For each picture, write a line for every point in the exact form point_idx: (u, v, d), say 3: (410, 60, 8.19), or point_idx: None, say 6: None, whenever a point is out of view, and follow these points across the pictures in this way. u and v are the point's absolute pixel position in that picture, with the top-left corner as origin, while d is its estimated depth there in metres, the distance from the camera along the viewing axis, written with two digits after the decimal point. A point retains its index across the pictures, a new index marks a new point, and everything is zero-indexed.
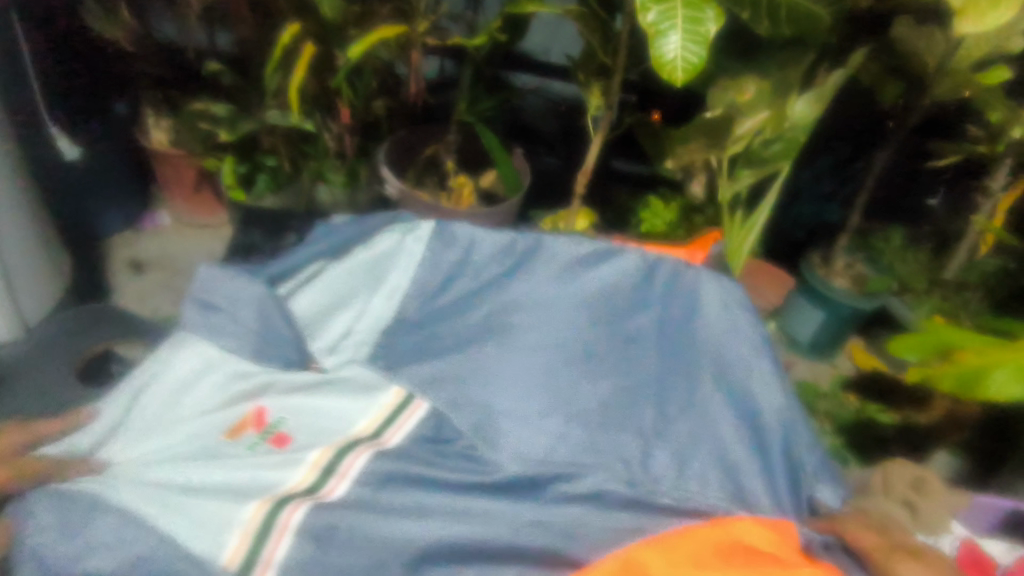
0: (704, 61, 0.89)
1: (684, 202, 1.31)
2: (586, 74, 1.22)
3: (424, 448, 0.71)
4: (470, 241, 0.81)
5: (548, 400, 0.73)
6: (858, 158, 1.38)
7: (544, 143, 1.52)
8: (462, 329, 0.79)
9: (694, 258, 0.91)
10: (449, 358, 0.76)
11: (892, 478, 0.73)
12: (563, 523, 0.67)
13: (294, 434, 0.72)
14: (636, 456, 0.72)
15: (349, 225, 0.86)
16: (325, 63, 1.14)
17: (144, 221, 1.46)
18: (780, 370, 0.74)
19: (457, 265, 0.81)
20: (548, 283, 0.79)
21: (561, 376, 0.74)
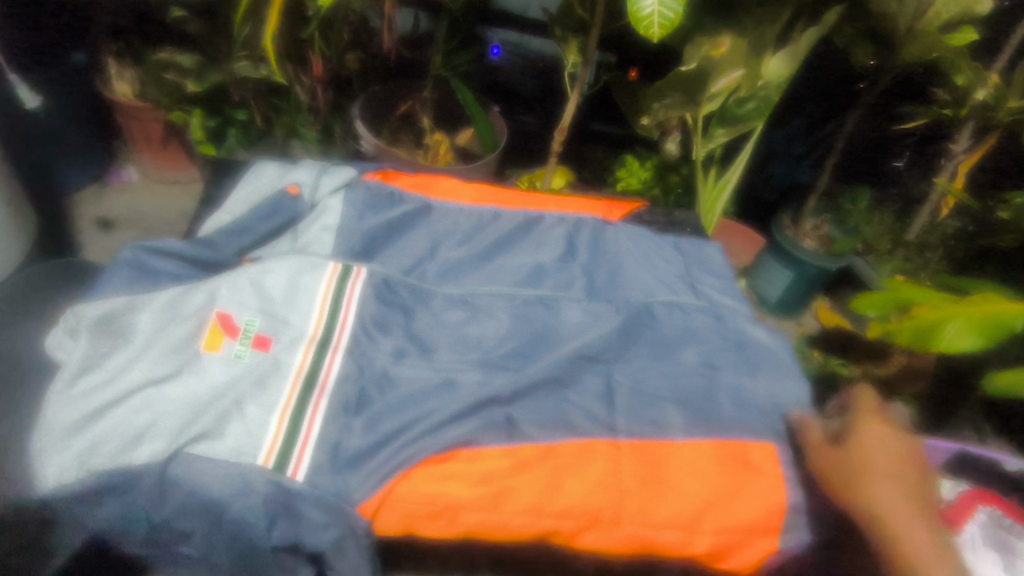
0: (681, 16, 0.89)
1: (658, 160, 1.33)
2: (563, 28, 1.21)
3: (361, 403, 0.65)
4: (389, 207, 0.84)
5: (479, 355, 0.71)
6: (831, 119, 1.38)
7: (521, 102, 1.50)
8: (391, 292, 0.75)
9: (610, 215, 0.94)
10: (392, 316, 0.73)
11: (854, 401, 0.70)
12: (550, 442, 0.65)
13: (274, 334, 0.67)
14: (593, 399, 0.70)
15: (271, 175, 0.86)
16: (296, 13, 1.10)
17: (110, 177, 1.43)
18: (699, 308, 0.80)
19: (382, 228, 0.82)
20: (466, 250, 0.83)
21: (491, 333, 0.73)
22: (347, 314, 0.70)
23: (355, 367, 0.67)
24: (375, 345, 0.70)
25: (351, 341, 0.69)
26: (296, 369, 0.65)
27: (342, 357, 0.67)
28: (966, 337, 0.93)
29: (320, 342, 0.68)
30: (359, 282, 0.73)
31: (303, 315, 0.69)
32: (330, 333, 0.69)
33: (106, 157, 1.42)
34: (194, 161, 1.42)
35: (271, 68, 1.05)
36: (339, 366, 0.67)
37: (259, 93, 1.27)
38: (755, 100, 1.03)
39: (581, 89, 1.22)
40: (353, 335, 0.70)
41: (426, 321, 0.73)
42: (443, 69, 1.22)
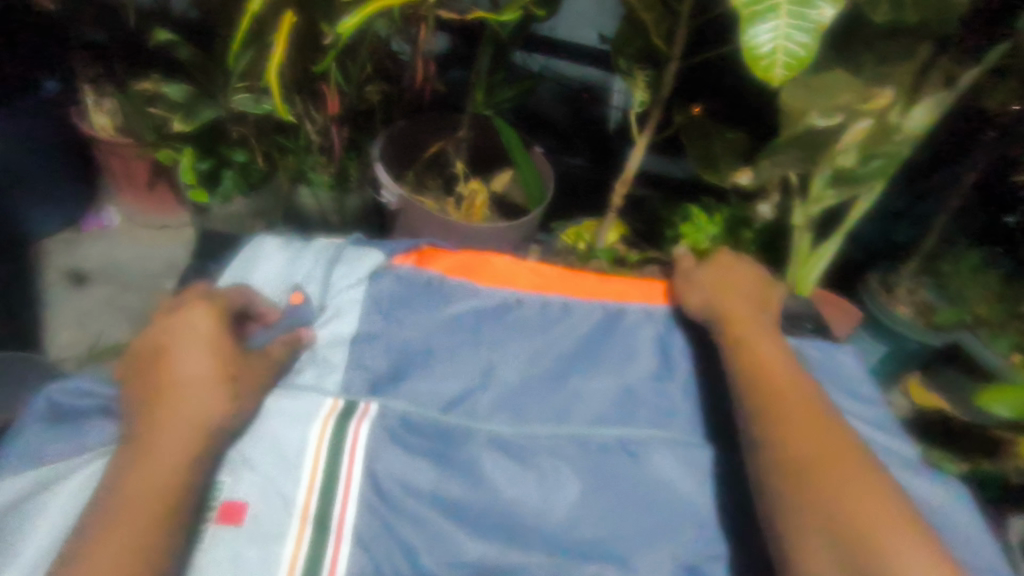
0: (813, 54, 0.68)
1: (732, 214, 1.10)
2: (627, 59, 0.99)
3: None
4: (424, 307, 0.68)
5: (529, 534, 0.54)
6: (940, 169, 1.16)
7: (563, 140, 1.30)
8: (419, 438, 0.59)
9: None
10: (421, 474, 0.57)
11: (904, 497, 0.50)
12: None
13: (250, 504, 0.53)
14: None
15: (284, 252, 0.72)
16: (308, 39, 0.90)
17: (88, 220, 1.22)
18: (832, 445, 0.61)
19: (410, 337, 0.65)
20: (520, 365, 0.65)
21: (545, 495, 0.56)
22: (350, 475, 0.55)
23: (364, 561, 0.52)
24: (396, 522, 0.54)
25: (362, 521, 0.54)
26: (286, 567, 0.50)
27: (349, 546, 0.52)
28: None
29: (315, 521, 0.53)
30: (365, 422, 0.58)
31: (292, 474, 0.55)
32: (328, 507, 0.54)
33: (85, 198, 1.22)
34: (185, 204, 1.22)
35: (280, 109, 0.84)
36: (347, 558, 0.52)
37: (261, 129, 1.06)
38: (882, 157, 0.82)
39: (652, 134, 1.01)
40: (364, 512, 0.54)
41: (460, 479, 0.57)
42: (483, 108, 1.01)
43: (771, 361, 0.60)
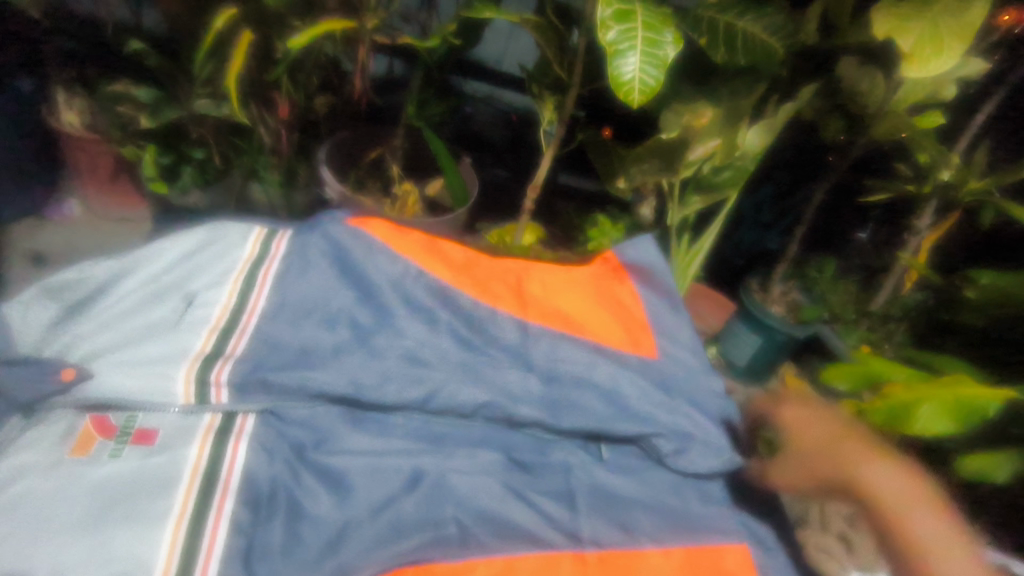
0: (661, 84, 0.88)
1: (629, 220, 1.30)
2: (540, 86, 1.19)
3: (281, 462, 0.58)
4: (347, 261, 0.72)
5: (413, 430, 0.65)
6: (800, 189, 1.39)
7: (492, 153, 1.48)
8: (334, 368, 0.63)
9: (586, 296, 0.80)
10: (297, 400, 0.62)
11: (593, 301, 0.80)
12: (501, 480, 0.63)
13: (160, 426, 0.58)
14: (528, 448, 0.67)
15: (144, 256, 0.72)
16: (265, 54, 1.05)
17: (48, 210, 1.33)
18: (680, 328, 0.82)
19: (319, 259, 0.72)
20: (374, 295, 0.71)
21: (427, 416, 0.66)
22: (259, 296, 0.67)
23: (253, 433, 0.59)
24: (289, 428, 0.61)
25: (259, 426, 0.60)
26: (192, 462, 0.55)
27: (247, 443, 0.58)
28: (913, 415, 0.75)
29: (219, 430, 0.58)
30: (245, 339, 0.64)
31: (210, 300, 0.66)
32: (232, 416, 0.59)
33: (47, 189, 1.32)
34: (144, 198, 1.33)
35: (234, 109, 0.98)
36: (246, 453, 0.57)
37: (219, 131, 1.21)
38: (730, 169, 1.03)
39: (556, 148, 1.20)
40: (262, 417, 0.61)
41: (364, 420, 0.64)
42: (416, 120, 1.17)
43: (540, 293, 0.78)
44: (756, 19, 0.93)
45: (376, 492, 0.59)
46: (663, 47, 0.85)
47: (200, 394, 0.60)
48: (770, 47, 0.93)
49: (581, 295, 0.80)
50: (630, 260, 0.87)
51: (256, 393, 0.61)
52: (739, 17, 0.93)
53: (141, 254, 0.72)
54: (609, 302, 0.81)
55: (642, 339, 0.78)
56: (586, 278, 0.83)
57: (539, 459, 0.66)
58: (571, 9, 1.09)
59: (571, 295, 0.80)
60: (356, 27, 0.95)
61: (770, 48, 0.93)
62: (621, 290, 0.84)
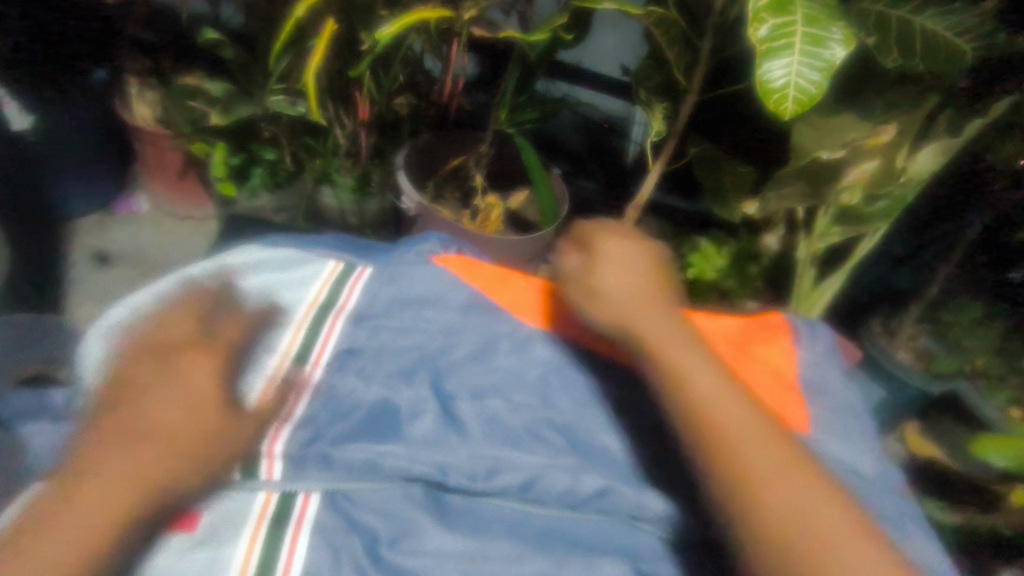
0: (823, 93, 0.71)
1: (738, 248, 1.13)
2: (648, 91, 1.03)
3: (344, 564, 0.48)
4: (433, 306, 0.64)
5: (510, 516, 0.53)
6: (944, 220, 1.19)
7: (581, 163, 1.34)
8: (409, 441, 0.54)
9: (729, 350, 0.68)
10: (366, 478, 0.52)
11: (740, 356, 0.68)
12: None
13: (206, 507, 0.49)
14: (656, 551, 0.53)
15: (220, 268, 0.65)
16: (347, 47, 0.94)
17: (117, 206, 1.27)
18: (836, 395, 0.68)
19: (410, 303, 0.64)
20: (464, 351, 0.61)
21: (527, 500, 0.54)
22: (325, 344, 0.60)
23: (316, 519, 0.50)
24: (360, 515, 0.51)
25: (324, 512, 0.50)
26: (239, 566, 0.46)
27: (306, 537, 0.48)
28: (1007, 458, 0.69)
29: (273, 518, 0.49)
30: (303, 399, 0.56)
31: (271, 345, 0.59)
32: (290, 497, 0.51)
33: (116, 184, 1.27)
34: (212, 198, 1.26)
35: (312, 108, 0.87)
36: (304, 551, 0.48)
37: (293, 130, 1.11)
38: (887, 199, 0.85)
39: (664, 162, 1.05)
40: (327, 497, 0.52)
41: (453, 509, 0.53)
42: (507, 125, 1.04)
43: None
44: (940, 15, 0.75)
45: None
46: (831, 47, 0.68)
47: (250, 468, 0.52)
48: (958, 50, 0.75)
49: (722, 346, 0.69)
50: (794, 320, 0.75)
51: (310, 468, 0.52)
52: (917, 13, 0.76)
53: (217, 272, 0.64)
54: (758, 361, 0.68)
55: (790, 410, 0.64)
56: (729, 329, 0.71)
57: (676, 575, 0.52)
58: (696, 4, 0.94)
59: (710, 348, 0.69)
60: (453, 16, 0.83)
61: (958, 50, 0.75)
62: (768, 347, 0.71)
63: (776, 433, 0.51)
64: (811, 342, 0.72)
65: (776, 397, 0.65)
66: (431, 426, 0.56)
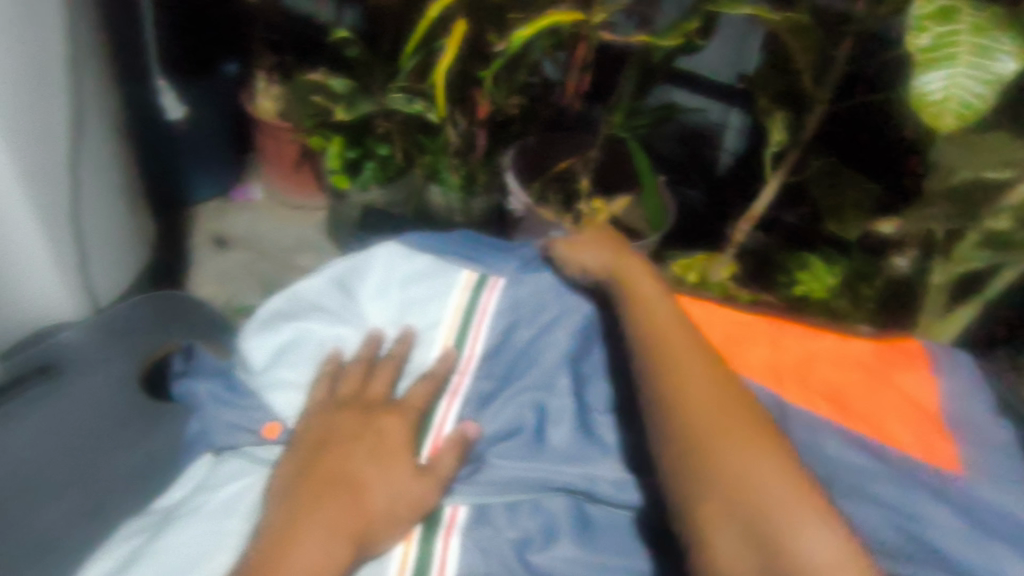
0: (988, 108, 0.66)
1: (854, 267, 1.08)
2: (770, 99, 0.99)
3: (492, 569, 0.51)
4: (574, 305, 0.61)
5: (656, 533, 0.53)
6: None
7: (683, 170, 1.30)
8: (553, 454, 0.55)
9: (869, 378, 0.65)
10: (514, 486, 0.54)
11: (880, 383, 0.65)
12: None
13: None
14: None
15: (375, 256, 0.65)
16: (470, 49, 0.96)
17: (235, 192, 1.34)
18: (995, 432, 0.62)
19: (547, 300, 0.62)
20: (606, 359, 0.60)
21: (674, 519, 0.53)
22: (474, 343, 0.60)
23: (467, 522, 0.53)
24: (507, 522, 0.53)
25: (472, 514, 0.53)
26: (399, 561, 0.50)
27: (458, 538, 0.52)
28: None
29: (425, 517, 0.52)
30: (456, 403, 0.58)
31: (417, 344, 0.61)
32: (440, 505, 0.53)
33: (236, 171, 1.34)
34: (322, 189, 1.31)
35: (437, 107, 0.89)
36: (456, 552, 0.51)
37: (407, 127, 1.14)
38: None
39: (783, 174, 1.00)
40: (476, 509, 0.54)
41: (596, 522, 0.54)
42: (621, 130, 1.02)
43: (804, 368, 0.66)
44: None
45: None
46: (1003, 60, 0.63)
47: None
48: None
49: (862, 373, 0.65)
50: (941, 347, 0.69)
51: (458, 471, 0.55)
52: None
53: (358, 267, 0.65)
54: (900, 392, 0.64)
55: (938, 448, 0.60)
56: (870, 353, 0.67)
57: None
58: (833, 11, 0.90)
59: (849, 373, 0.65)
60: (584, 20, 0.82)
61: None
62: (910, 376, 0.66)
63: (760, 450, 0.47)
64: (957, 371, 0.67)
65: (922, 433, 0.61)
66: (570, 436, 0.56)
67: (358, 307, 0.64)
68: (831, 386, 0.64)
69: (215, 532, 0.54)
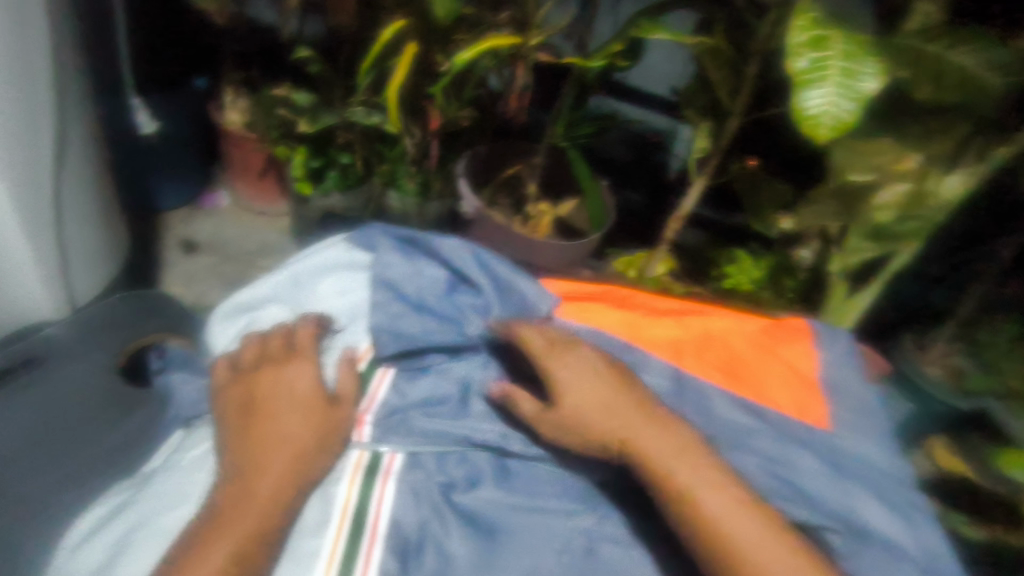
0: (856, 120, 0.78)
1: (773, 260, 1.20)
2: (693, 111, 1.12)
3: (424, 510, 0.58)
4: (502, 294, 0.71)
5: (562, 480, 0.62)
6: (976, 243, 1.23)
7: (622, 174, 1.42)
8: (477, 415, 0.63)
9: (755, 352, 0.76)
10: (445, 441, 0.62)
11: (765, 357, 0.76)
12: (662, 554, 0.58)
13: None
14: None
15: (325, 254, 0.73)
16: (421, 67, 1.05)
17: (202, 200, 1.41)
18: (852, 390, 0.74)
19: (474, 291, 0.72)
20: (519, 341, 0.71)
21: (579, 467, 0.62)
22: None
23: (401, 472, 0.59)
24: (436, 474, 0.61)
25: (405, 466, 0.60)
26: (342, 503, 0.56)
27: (394, 484, 0.58)
28: None
29: (366, 468, 0.59)
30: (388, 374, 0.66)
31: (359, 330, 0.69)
32: (379, 455, 0.60)
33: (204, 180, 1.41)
34: (286, 195, 1.38)
35: (391, 119, 0.98)
36: (392, 495, 0.57)
37: (366, 138, 1.23)
38: (917, 220, 0.91)
39: (705, 178, 1.12)
40: (409, 458, 0.61)
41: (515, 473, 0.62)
42: (561, 139, 1.13)
43: (700, 343, 0.76)
44: (973, 52, 0.80)
45: (529, 550, 0.56)
46: (865, 80, 0.75)
47: None
48: (989, 86, 0.80)
49: (749, 348, 0.76)
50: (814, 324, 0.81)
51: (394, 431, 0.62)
52: (950, 48, 0.81)
53: (313, 265, 0.72)
54: (781, 361, 0.76)
55: (810, 407, 0.72)
56: (756, 330, 0.79)
57: None
58: (741, 34, 1.02)
59: (738, 348, 0.77)
60: (521, 43, 0.93)
61: (987, 85, 0.80)
62: (789, 348, 0.78)
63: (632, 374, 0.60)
64: (829, 345, 0.78)
65: (796, 396, 0.73)
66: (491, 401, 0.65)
67: (309, 297, 0.70)
68: (723, 360, 0.75)
69: (191, 487, 0.60)
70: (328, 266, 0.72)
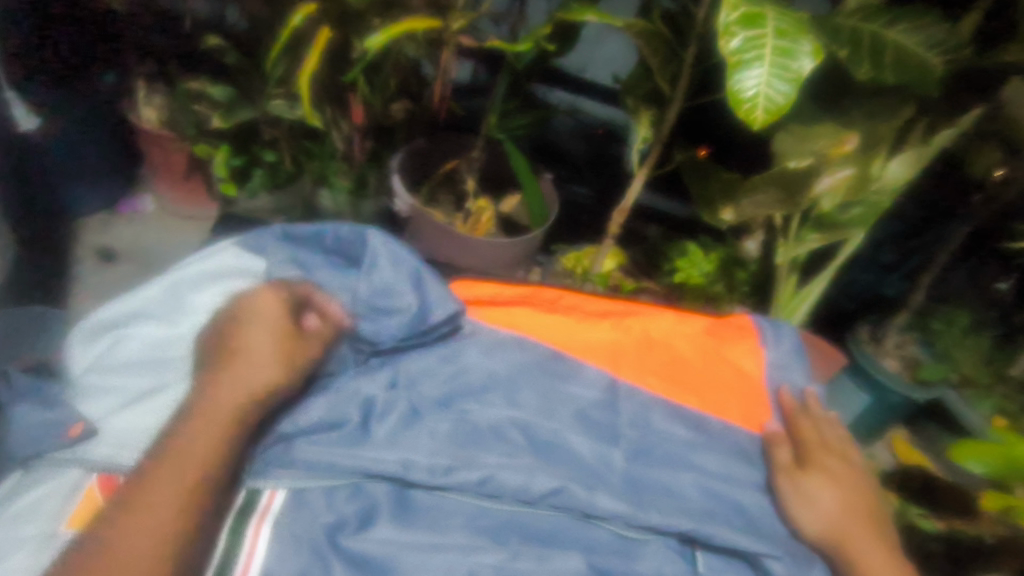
0: (793, 103, 0.73)
1: (725, 253, 1.15)
2: (635, 98, 1.06)
3: (306, 555, 0.53)
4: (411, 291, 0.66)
5: (468, 510, 0.57)
6: (930, 227, 1.20)
7: (571, 167, 1.37)
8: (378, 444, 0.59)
9: (697, 356, 0.72)
10: (339, 476, 0.57)
11: (710, 362, 0.71)
12: None
13: None
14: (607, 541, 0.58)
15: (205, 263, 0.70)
16: (339, 55, 0.98)
17: (125, 204, 1.31)
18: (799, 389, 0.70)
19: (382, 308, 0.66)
20: (429, 359, 0.66)
21: (487, 496, 0.58)
22: None
23: (283, 512, 0.55)
24: (327, 510, 0.56)
25: (288, 504, 0.55)
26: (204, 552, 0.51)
27: (270, 528, 0.53)
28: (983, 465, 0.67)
29: (239, 510, 0.54)
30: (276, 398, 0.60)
31: None
32: (256, 494, 0.55)
33: (126, 183, 1.31)
34: (213, 197, 1.29)
35: (306, 111, 0.90)
36: (267, 540, 0.53)
37: (292, 134, 1.15)
38: (863, 206, 0.87)
39: (649, 168, 1.07)
40: (294, 495, 0.56)
41: (416, 505, 0.58)
42: (496, 131, 1.07)
43: (640, 349, 0.72)
44: (912, 29, 0.78)
45: None
46: (799, 60, 0.71)
47: None
48: (928, 64, 0.77)
49: (691, 353, 0.72)
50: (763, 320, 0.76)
51: (281, 468, 0.57)
52: (886, 26, 0.78)
53: (194, 277, 0.69)
54: (726, 365, 0.71)
55: (756, 414, 0.68)
56: (700, 331, 0.74)
57: (625, 566, 0.56)
58: (680, 16, 0.97)
59: (680, 354, 0.72)
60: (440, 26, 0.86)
61: (927, 63, 0.77)
62: (735, 348, 0.73)
63: None
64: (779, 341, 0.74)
65: (738, 404, 0.68)
66: (391, 428, 0.60)
67: (186, 314, 0.67)
68: (664, 368, 0.70)
69: (15, 539, 0.52)
70: (211, 279, 0.69)
